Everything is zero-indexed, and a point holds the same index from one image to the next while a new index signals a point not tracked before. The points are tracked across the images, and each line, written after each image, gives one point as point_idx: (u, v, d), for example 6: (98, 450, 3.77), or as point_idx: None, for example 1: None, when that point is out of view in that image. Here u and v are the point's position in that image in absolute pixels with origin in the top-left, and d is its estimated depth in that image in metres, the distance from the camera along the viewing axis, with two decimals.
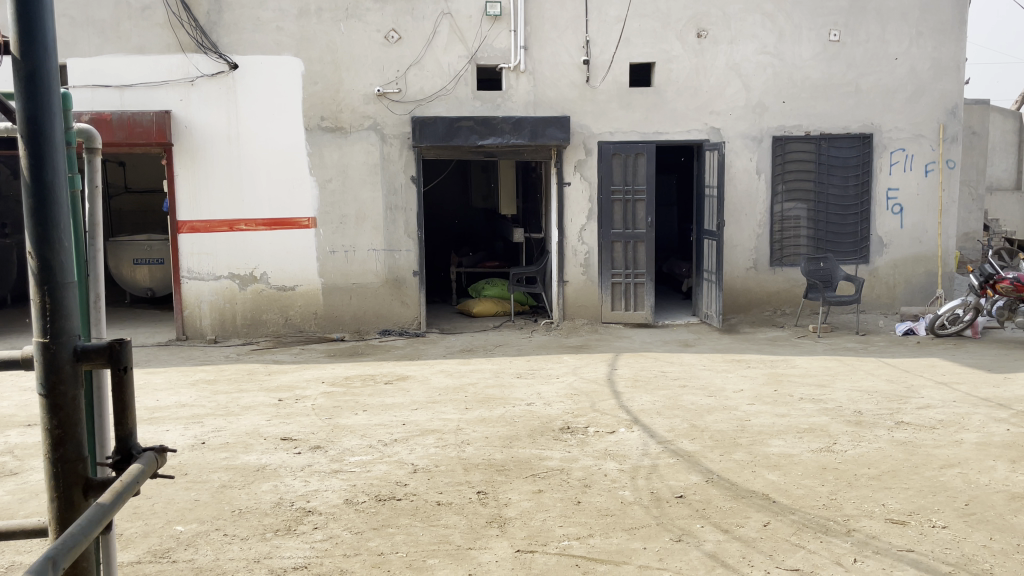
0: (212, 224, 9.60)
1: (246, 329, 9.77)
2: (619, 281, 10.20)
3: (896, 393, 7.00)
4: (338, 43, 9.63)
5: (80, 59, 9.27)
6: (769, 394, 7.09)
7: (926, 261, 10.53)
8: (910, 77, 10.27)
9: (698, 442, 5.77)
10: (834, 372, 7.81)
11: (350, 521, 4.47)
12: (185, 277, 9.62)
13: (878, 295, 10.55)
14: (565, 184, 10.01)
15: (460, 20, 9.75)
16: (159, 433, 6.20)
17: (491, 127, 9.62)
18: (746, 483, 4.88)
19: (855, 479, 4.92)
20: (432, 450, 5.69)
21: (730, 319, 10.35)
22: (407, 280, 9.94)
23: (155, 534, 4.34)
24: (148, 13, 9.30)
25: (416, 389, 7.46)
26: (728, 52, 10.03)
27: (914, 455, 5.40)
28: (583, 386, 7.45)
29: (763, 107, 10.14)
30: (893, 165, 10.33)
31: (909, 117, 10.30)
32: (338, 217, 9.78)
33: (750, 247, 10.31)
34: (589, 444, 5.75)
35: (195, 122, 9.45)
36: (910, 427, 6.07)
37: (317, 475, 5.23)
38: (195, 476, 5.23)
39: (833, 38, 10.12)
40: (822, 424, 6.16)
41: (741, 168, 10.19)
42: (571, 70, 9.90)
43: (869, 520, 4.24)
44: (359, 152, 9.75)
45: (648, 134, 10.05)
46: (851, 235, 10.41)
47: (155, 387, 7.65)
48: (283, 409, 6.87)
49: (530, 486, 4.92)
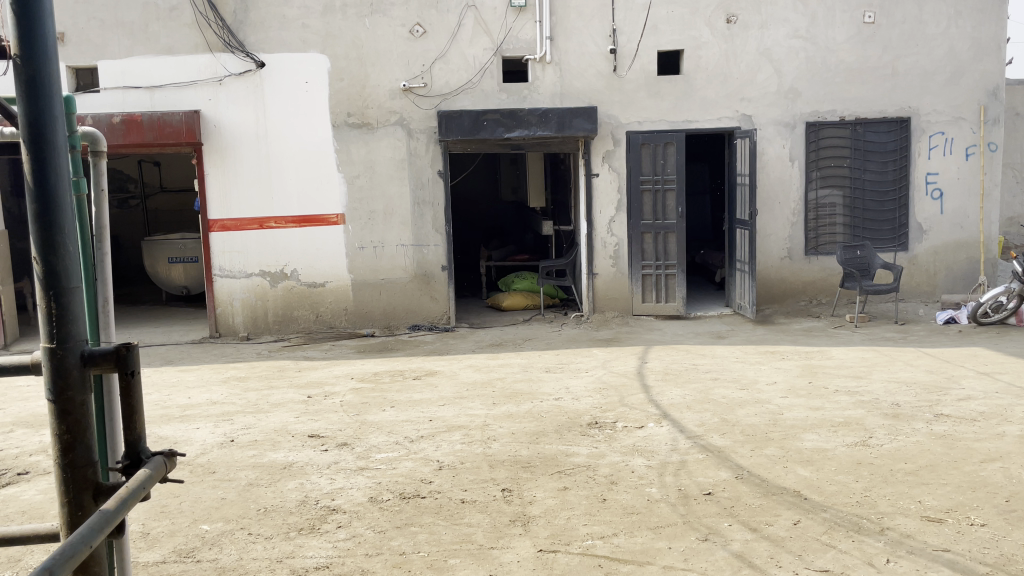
0: (242, 222, 9.66)
1: (278, 326, 9.83)
2: (650, 272, 10.07)
3: (936, 384, 6.81)
4: (363, 39, 9.62)
5: (110, 61, 9.37)
6: (803, 386, 6.93)
7: (968, 247, 10.22)
8: (949, 58, 9.96)
9: (729, 436, 5.65)
10: (871, 363, 7.61)
11: (374, 519, 4.45)
12: (216, 275, 9.70)
13: (918, 283, 10.27)
14: (593, 175, 9.90)
15: (485, 12, 9.68)
16: (189, 431, 6.24)
17: (518, 119, 9.55)
18: (777, 479, 4.76)
19: (891, 475, 4.78)
20: (459, 446, 5.66)
21: (764, 310, 10.16)
22: (436, 275, 9.94)
23: (180, 533, 4.36)
24: (176, 13, 9.37)
25: (444, 384, 7.44)
26: (758, 37, 9.82)
27: (954, 449, 5.23)
28: (612, 380, 7.37)
29: (795, 92, 9.91)
30: (932, 149, 10.04)
31: (948, 100, 10.00)
32: (366, 213, 9.79)
33: (784, 236, 10.11)
34: (618, 440, 5.67)
35: (223, 121, 9.52)
36: (950, 419, 5.88)
37: (343, 473, 5.22)
38: (222, 474, 5.25)
39: (868, 20, 9.84)
40: (858, 417, 5.99)
41: (774, 155, 9.98)
42: (598, 59, 9.77)
43: (904, 519, 4.10)
44: (386, 148, 9.74)
45: (677, 122, 9.87)
46: (889, 221, 10.14)
47: (188, 385, 7.72)
48: (312, 406, 6.88)
49: (555, 483, 4.86)
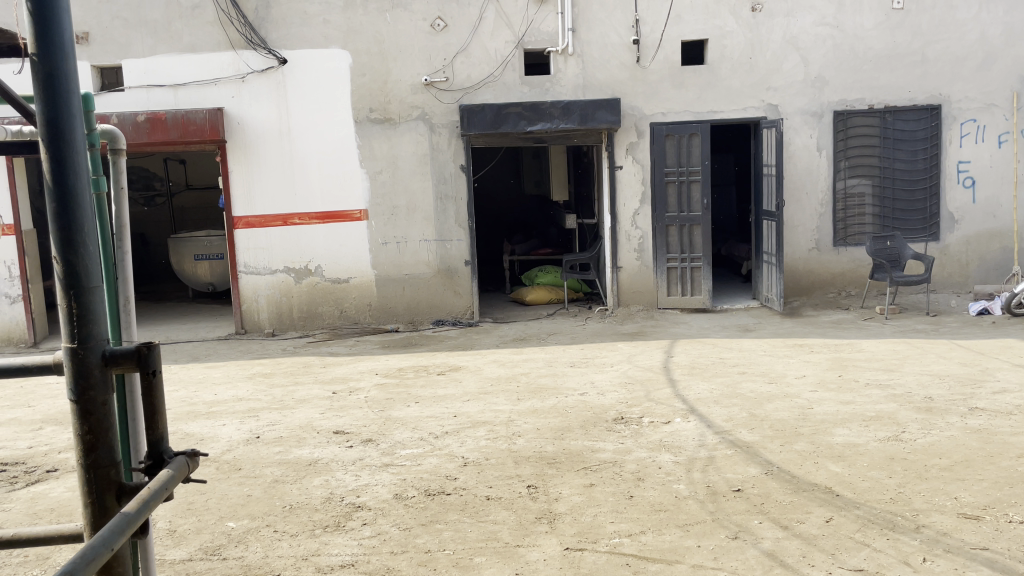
0: (266, 218, 9.68)
1: (302, 322, 9.85)
2: (675, 266, 9.97)
3: (970, 377, 6.66)
4: (384, 34, 9.59)
5: (134, 60, 9.43)
6: (833, 380, 6.82)
7: (1001, 236, 10.01)
8: (980, 43, 9.74)
9: (758, 432, 5.57)
10: (903, 356, 7.47)
11: (399, 516, 4.42)
12: (242, 272, 9.74)
13: (950, 274, 10.06)
14: (616, 168, 9.81)
15: (507, 5, 9.61)
16: (215, 428, 6.26)
17: (540, 112, 9.47)
18: (808, 475, 4.67)
19: (925, 470, 4.67)
20: (483, 442, 5.62)
21: (792, 303, 10.02)
22: (459, 270, 9.90)
23: (207, 530, 4.36)
24: (198, 11, 9.40)
25: (468, 380, 7.40)
26: (784, 26, 9.66)
27: (990, 444, 5.10)
28: (638, 374, 7.29)
29: (822, 81, 9.74)
30: (963, 136, 9.83)
31: (980, 86, 9.79)
32: (389, 208, 9.77)
33: (812, 227, 9.95)
34: (644, 436, 5.60)
35: (246, 118, 9.54)
36: (985, 413, 5.75)
37: (368, 469, 5.20)
38: (248, 470, 5.25)
39: (896, 6, 9.64)
40: (890, 411, 5.88)
41: (800, 145, 9.83)
42: (621, 50, 9.67)
43: (940, 516, 4.01)
44: (408, 143, 9.71)
45: (702, 113, 9.74)
46: (920, 211, 9.95)
47: (214, 382, 7.75)
48: (337, 402, 6.88)
49: (581, 479, 4.81)
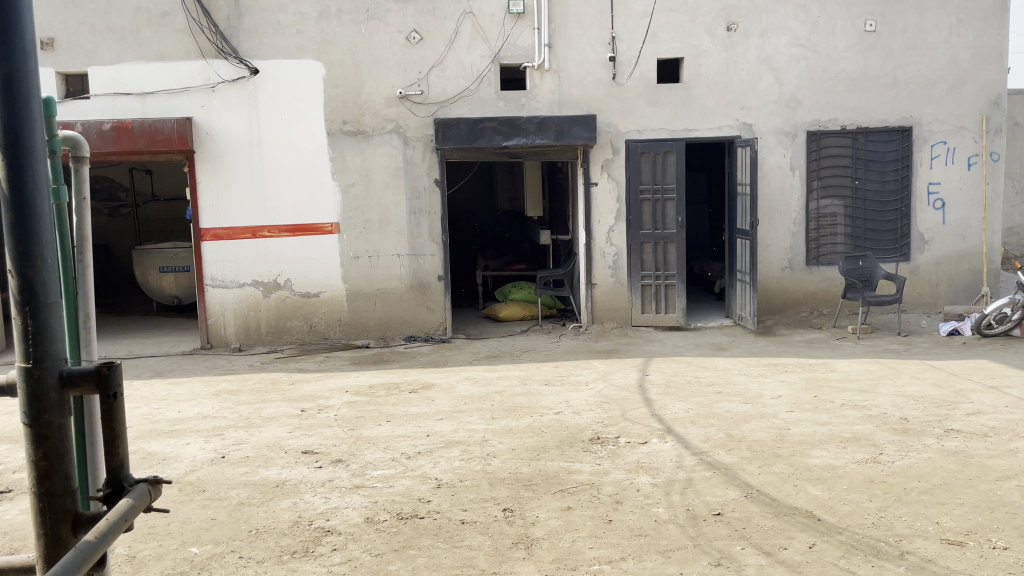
0: (235, 231, 9.49)
1: (270, 337, 9.64)
2: (650, 283, 9.92)
3: (945, 399, 6.65)
4: (359, 46, 9.48)
5: (100, 68, 9.21)
6: (809, 401, 6.77)
7: (970, 257, 10.10)
8: (950, 67, 9.87)
9: (735, 453, 5.49)
10: (877, 376, 7.47)
11: (371, 541, 4.27)
12: (208, 284, 9.51)
13: (920, 294, 10.14)
14: (592, 184, 9.76)
15: (483, 19, 9.55)
16: (178, 447, 6.04)
17: (516, 127, 9.40)
18: (788, 499, 4.60)
19: (905, 494, 4.62)
20: (457, 463, 5.49)
21: (766, 321, 10.03)
22: (431, 285, 9.76)
23: (168, 556, 4.17)
24: (168, 19, 9.21)
25: (441, 398, 7.25)
26: (759, 45, 9.71)
27: (968, 466, 5.08)
28: (613, 394, 7.19)
29: (796, 101, 9.80)
30: (933, 158, 9.94)
31: (950, 109, 9.91)
32: (361, 222, 9.62)
33: (785, 246, 9.98)
34: (621, 457, 5.50)
35: (216, 129, 9.35)
36: (960, 435, 5.74)
37: (338, 491, 5.04)
38: (212, 492, 5.06)
39: (869, 28, 9.74)
40: (866, 432, 5.84)
41: (774, 164, 9.86)
42: (597, 67, 9.65)
43: (923, 542, 3.95)
44: (382, 156, 9.59)
45: (677, 131, 9.75)
46: (891, 231, 10.02)
47: (178, 398, 7.52)
48: (305, 420, 6.69)
49: (558, 502, 4.69)
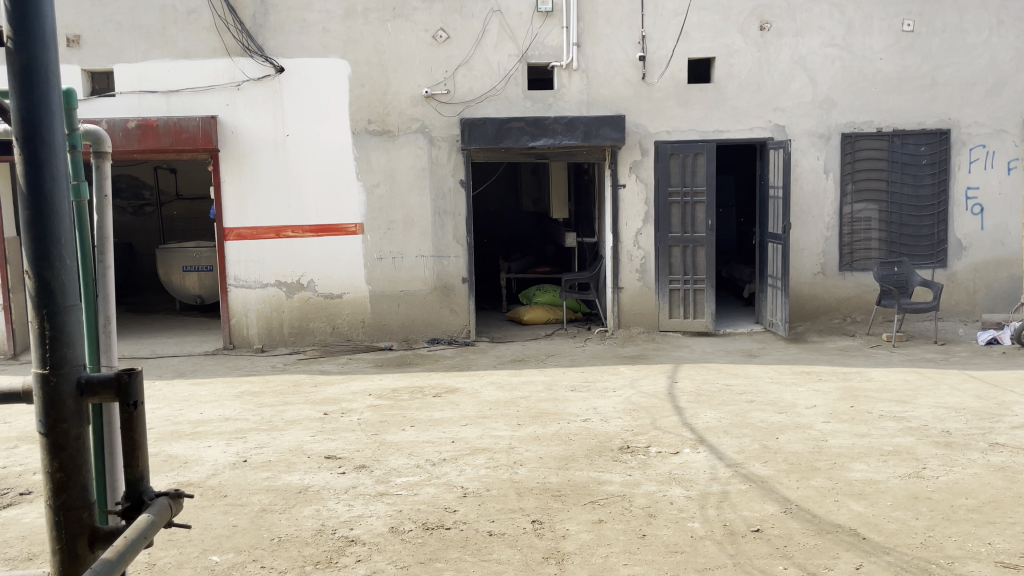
0: (259, 231, 9.41)
1: (293, 338, 9.55)
2: (678, 287, 9.72)
3: (987, 411, 6.41)
4: (385, 44, 9.37)
5: (126, 65, 9.17)
6: (845, 411, 6.56)
7: (1009, 264, 9.82)
8: (990, 68, 9.60)
9: (772, 465, 5.30)
10: (915, 387, 7.23)
11: (396, 553, 4.14)
12: (232, 284, 9.45)
13: (957, 301, 9.87)
14: (619, 186, 9.60)
15: (511, 18, 9.41)
16: (200, 449, 5.95)
17: (543, 127, 9.26)
18: (830, 515, 4.41)
19: (953, 511, 4.42)
20: (483, 471, 5.34)
21: (797, 328, 9.81)
22: (456, 287, 9.64)
23: (188, 564, 4.06)
24: (194, 17, 9.15)
25: (466, 403, 7.11)
26: (793, 45, 9.49)
27: (1016, 483, 4.86)
28: (642, 401, 7.02)
29: (830, 103, 9.57)
30: (972, 162, 9.67)
31: (989, 112, 9.64)
32: (385, 222, 9.51)
33: (818, 251, 9.75)
34: (653, 467, 5.33)
35: (241, 128, 9.28)
36: (1006, 449, 5.52)
37: (361, 499, 4.91)
38: (234, 498, 4.95)
39: (907, 28, 9.50)
40: (907, 445, 5.63)
41: (807, 167, 9.64)
42: (626, 67, 9.48)
43: (976, 565, 3.76)
44: (407, 156, 9.47)
45: (708, 132, 9.55)
46: (927, 237, 9.76)
47: (199, 399, 7.43)
48: (328, 424, 6.57)
49: (589, 515, 4.53)
